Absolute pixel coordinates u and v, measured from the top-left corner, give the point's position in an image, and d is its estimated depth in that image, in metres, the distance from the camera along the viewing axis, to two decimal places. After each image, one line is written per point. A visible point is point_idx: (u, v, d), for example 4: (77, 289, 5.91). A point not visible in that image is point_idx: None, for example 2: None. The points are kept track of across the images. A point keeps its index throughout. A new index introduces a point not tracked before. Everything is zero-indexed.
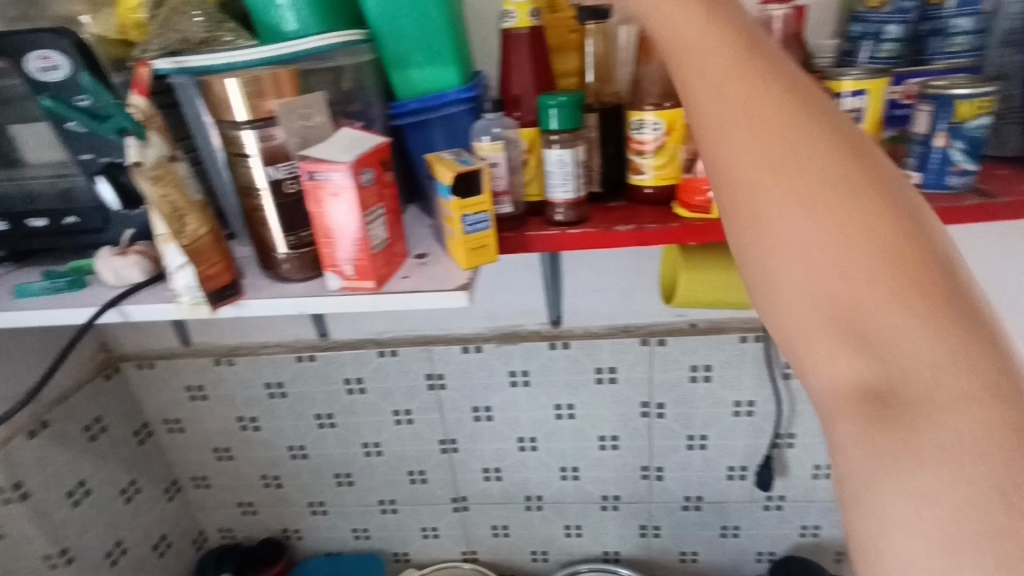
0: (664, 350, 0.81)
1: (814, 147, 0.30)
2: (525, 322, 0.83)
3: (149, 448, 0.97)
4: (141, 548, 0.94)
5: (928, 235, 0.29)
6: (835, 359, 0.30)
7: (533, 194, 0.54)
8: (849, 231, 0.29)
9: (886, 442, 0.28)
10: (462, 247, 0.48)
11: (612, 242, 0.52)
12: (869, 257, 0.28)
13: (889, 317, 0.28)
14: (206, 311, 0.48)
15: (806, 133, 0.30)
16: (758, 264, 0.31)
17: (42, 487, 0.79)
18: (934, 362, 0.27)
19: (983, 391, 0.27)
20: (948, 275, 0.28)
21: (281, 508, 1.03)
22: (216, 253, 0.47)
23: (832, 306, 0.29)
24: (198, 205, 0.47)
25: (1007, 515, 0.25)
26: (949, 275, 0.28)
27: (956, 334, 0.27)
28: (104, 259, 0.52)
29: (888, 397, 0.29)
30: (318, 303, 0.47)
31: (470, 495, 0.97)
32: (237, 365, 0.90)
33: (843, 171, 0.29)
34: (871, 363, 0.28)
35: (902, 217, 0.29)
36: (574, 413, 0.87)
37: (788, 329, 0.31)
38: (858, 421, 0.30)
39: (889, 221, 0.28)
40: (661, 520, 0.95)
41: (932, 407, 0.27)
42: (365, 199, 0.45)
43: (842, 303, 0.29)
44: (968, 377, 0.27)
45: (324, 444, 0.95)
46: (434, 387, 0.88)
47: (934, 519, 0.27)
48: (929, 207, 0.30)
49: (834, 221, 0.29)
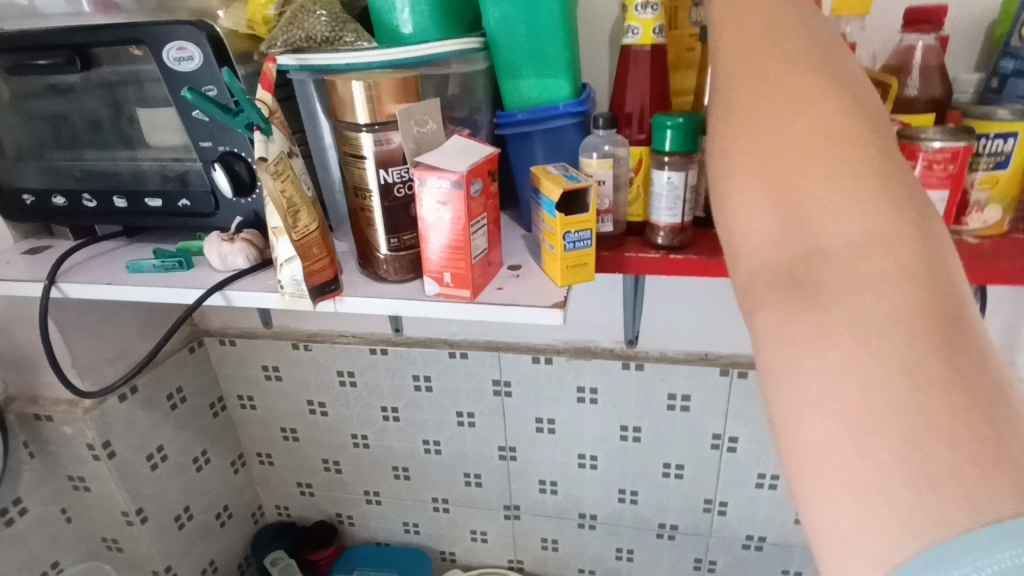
0: (743, 382, 0.78)
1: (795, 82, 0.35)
2: (599, 338, 0.82)
3: (222, 421, 1.01)
4: (206, 516, 0.98)
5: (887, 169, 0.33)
6: (774, 247, 0.33)
7: (635, 214, 0.53)
8: (811, 145, 0.33)
9: (806, 323, 0.31)
10: (559, 264, 0.47)
11: (714, 270, 0.50)
12: (827, 165, 0.32)
13: (829, 215, 0.32)
14: (306, 305, 0.49)
15: (790, 72, 0.35)
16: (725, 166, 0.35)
17: (127, 447, 0.84)
18: (873, 269, 0.30)
19: (910, 301, 0.30)
20: (900, 202, 0.32)
21: (338, 493, 1.05)
22: (322, 249, 0.48)
23: (780, 198, 0.33)
24: (309, 201, 0.48)
25: (911, 405, 0.28)
26: (904, 203, 0.32)
27: (899, 247, 0.30)
28: (214, 244, 0.55)
29: (814, 284, 0.32)
30: (413, 306, 0.48)
31: (523, 505, 0.96)
32: (312, 350, 0.93)
33: (818, 106, 0.34)
34: (827, 334, 0.31)
35: (864, 147, 0.33)
36: (640, 435, 0.85)
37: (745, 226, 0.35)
38: (783, 307, 0.32)
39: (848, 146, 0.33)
40: (718, 556, 0.91)
41: (852, 301, 0.30)
42: (472, 208, 0.44)
43: (787, 194, 0.33)
44: (900, 282, 0.30)
45: (386, 436, 0.97)
46: (500, 393, 0.88)
47: (851, 405, 0.29)
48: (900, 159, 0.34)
49: (840, 222, 0.31)
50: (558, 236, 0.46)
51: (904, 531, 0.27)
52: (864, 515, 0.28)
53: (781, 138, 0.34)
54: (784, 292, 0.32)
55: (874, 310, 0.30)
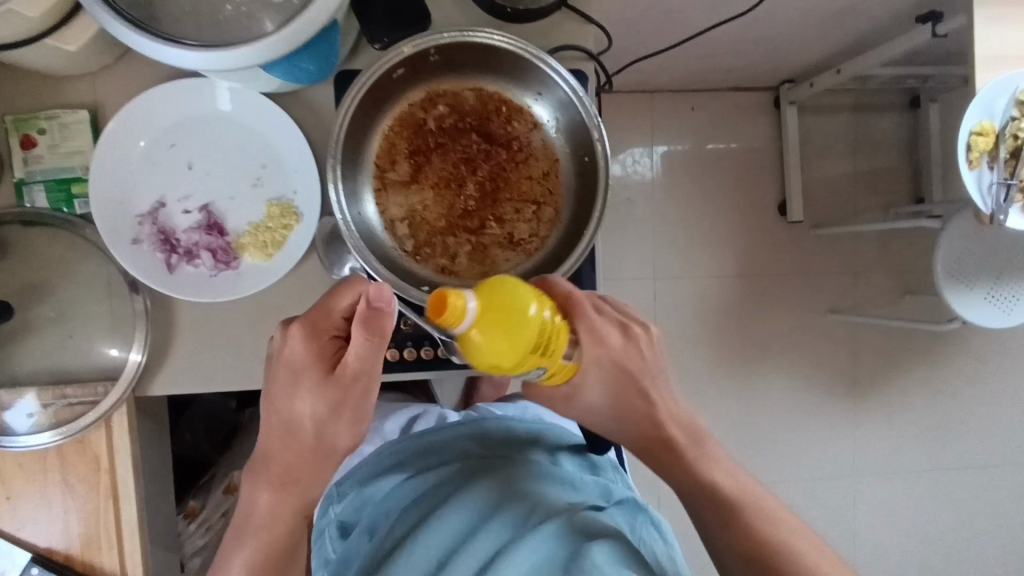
0: None
1: (662, 428, 0.62)
2: None
3: None
4: None
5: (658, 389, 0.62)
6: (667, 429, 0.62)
7: None
8: (638, 427, 0.62)
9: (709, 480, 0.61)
10: (513, 370, 0.48)
11: None
12: (649, 408, 0.62)
13: (668, 433, 0.62)
14: None
15: (621, 408, 0.61)
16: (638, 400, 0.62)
17: None
18: (673, 461, 0.62)
19: (669, 453, 0.62)
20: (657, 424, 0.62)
21: None
22: None
23: (672, 438, 0.62)
24: None
25: (689, 443, 0.62)
26: (653, 413, 0.62)
27: (675, 466, 0.62)
28: None
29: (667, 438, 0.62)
30: None
31: None
32: None
33: (670, 450, 0.62)
34: (667, 424, 0.62)
35: (671, 428, 0.62)
36: None
37: (683, 451, 0.62)
38: (684, 470, 0.61)
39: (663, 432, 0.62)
40: None
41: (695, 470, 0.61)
42: None
43: (661, 431, 0.62)
44: (645, 417, 0.62)
45: None
46: None
47: (701, 452, 0.62)
48: (638, 350, 0.60)
49: (707, 462, 0.62)
50: (564, 336, 0.53)
51: (700, 454, 0.62)
52: (711, 451, 0.63)
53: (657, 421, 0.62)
54: (627, 424, 0.62)
55: (674, 430, 0.63)
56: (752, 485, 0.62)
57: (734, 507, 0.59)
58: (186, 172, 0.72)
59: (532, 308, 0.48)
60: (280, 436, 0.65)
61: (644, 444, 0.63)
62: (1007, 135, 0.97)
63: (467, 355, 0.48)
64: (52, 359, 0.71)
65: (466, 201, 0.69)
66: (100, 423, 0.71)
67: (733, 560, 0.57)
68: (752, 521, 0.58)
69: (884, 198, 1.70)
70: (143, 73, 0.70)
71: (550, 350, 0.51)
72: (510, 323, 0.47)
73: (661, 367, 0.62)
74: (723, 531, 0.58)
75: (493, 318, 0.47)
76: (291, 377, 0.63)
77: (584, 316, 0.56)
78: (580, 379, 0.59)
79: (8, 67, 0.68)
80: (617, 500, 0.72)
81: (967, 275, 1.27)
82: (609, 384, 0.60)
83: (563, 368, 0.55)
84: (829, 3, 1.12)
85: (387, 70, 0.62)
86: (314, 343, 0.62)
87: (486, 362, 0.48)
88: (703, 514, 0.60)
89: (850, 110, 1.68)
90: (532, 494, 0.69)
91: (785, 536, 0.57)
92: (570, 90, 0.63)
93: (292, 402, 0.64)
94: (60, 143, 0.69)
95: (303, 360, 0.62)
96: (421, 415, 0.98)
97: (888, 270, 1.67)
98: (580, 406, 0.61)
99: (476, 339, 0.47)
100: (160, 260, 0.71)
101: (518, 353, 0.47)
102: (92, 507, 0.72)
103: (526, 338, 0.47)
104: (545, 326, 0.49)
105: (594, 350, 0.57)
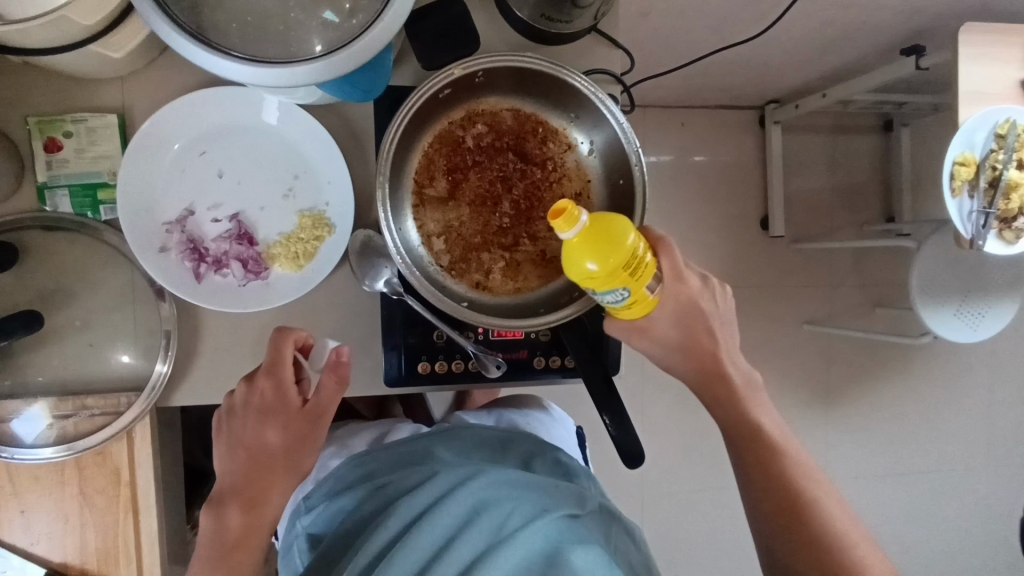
0: None
1: (718, 363, 0.62)
2: None
3: None
4: None
5: (716, 329, 0.63)
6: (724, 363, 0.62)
7: None
8: (698, 359, 0.63)
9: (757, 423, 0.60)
10: (595, 283, 0.55)
11: None
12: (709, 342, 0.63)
13: (726, 369, 0.62)
14: None
15: (681, 337, 0.62)
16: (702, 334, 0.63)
17: None
18: (726, 394, 0.62)
19: (721, 385, 0.62)
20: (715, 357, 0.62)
21: None
22: None
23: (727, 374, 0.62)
24: None
25: (743, 385, 0.62)
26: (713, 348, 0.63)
27: (726, 399, 0.61)
28: None
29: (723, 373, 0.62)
30: None
31: None
32: None
33: (722, 384, 0.62)
34: (722, 367, 0.62)
35: (726, 366, 0.62)
36: None
37: (735, 388, 0.61)
38: (733, 406, 0.61)
39: (720, 366, 0.62)
40: None
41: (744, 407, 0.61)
42: None
43: (717, 365, 0.62)
44: (704, 350, 0.62)
45: None
46: None
47: (752, 398, 0.62)
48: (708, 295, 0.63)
49: (760, 410, 0.61)
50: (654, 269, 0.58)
51: (752, 398, 0.62)
52: (763, 404, 0.62)
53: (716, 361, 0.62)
54: (687, 363, 0.63)
55: (731, 371, 0.62)
56: (797, 445, 0.60)
57: (776, 450, 0.58)
58: (216, 180, 0.71)
59: (628, 239, 0.54)
60: (244, 459, 0.68)
61: (700, 376, 0.63)
62: (987, 166, 1.05)
63: (564, 263, 0.56)
64: (70, 368, 0.69)
65: (501, 218, 0.70)
66: (122, 435, 0.70)
67: (767, 508, 0.56)
68: (795, 468, 0.57)
69: (858, 216, 1.78)
70: (174, 79, 0.69)
71: (639, 275, 0.56)
72: (604, 241, 0.54)
73: (723, 318, 0.64)
74: (764, 477, 0.57)
75: (592, 234, 0.54)
76: (259, 412, 0.67)
77: (671, 253, 0.60)
78: (657, 311, 0.60)
79: (35, 68, 0.67)
80: (591, 506, 0.72)
81: (939, 292, 1.36)
82: (676, 316, 0.61)
83: (646, 301, 0.58)
84: (824, 33, 1.18)
85: (435, 90, 0.63)
86: (280, 386, 0.66)
87: (574, 265, 0.55)
88: (747, 454, 0.58)
89: (829, 131, 1.76)
90: (513, 498, 0.68)
91: (822, 492, 0.56)
92: (611, 117, 0.65)
93: (263, 436, 0.67)
94: (86, 148, 0.68)
95: (270, 396, 0.67)
96: (397, 429, 0.92)
97: (861, 283, 1.76)
98: (650, 337, 0.61)
99: (575, 245, 0.55)
100: (188, 269, 0.70)
101: (603, 267, 0.54)
102: (111, 520, 0.70)
103: (619, 254, 0.54)
104: (638, 251, 0.55)
105: (675, 285, 0.60)
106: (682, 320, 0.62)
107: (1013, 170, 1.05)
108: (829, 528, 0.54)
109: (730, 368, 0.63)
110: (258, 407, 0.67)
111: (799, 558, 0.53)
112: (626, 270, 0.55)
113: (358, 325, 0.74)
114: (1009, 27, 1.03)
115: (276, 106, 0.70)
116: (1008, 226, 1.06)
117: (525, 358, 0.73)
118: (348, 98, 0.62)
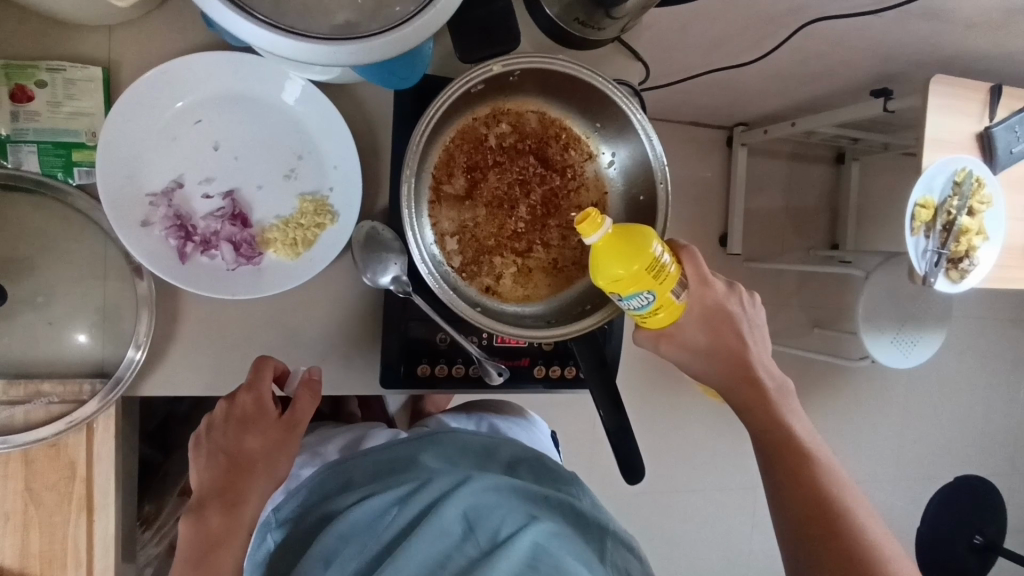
0: None
1: (748, 366, 0.64)
2: None
3: None
4: None
5: (745, 336, 0.65)
6: (753, 368, 0.64)
7: None
8: (728, 363, 0.64)
9: (786, 429, 0.62)
10: (619, 288, 0.55)
11: None
12: (738, 345, 0.65)
13: (754, 373, 0.64)
14: None
15: (713, 341, 0.64)
16: (732, 339, 0.64)
17: None
18: (755, 399, 0.63)
19: (751, 389, 0.64)
20: (743, 362, 0.64)
21: None
22: None
23: (755, 378, 0.64)
24: None
25: (771, 389, 0.64)
26: (741, 354, 0.65)
27: (755, 403, 0.63)
28: None
29: (752, 378, 0.64)
30: None
31: None
32: None
33: (751, 389, 0.64)
34: (748, 371, 0.64)
35: (754, 372, 0.64)
36: None
37: (764, 393, 0.63)
38: (763, 411, 0.63)
39: (749, 371, 0.64)
40: None
41: (773, 413, 0.63)
42: None
43: (746, 370, 0.64)
44: (732, 353, 0.64)
45: None
46: None
47: (782, 402, 0.64)
48: (735, 301, 0.65)
49: (787, 414, 0.63)
50: (677, 276, 0.58)
51: (781, 403, 0.64)
52: (791, 408, 0.64)
53: (743, 365, 0.64)
54: (715, 368, 0.64)
55: (757, 375, 0.64)
56: (826, 451, 0.62)
57: (805, 456, 0.60)
58: (212, 151, 0.64)
59: (652, 245, 0.54)
60: (215, 472, 0.64)
61: (728, 379, 0.64)
62: (943, 211, 1.13)
63: (591, 267, 0.56)
64: (21, 349, 0.62)
65: (517, 222, 0.69)
66: (81, 427, 0.63)
67: (799, 515, 0.57)
68: (825, 476, 0.59)
69: (806, 240, 1.87)
70: (173, 37, 0.63)
71: (663, 279, 0.56)
72: (628, 243, 0.54)
73: (751, 325, 0.66)
74: (794, 484, 0.58)
75: (616, 239, 0.55)
76: (235, 424, 0.64)
77: (695, 260, 0.62)
78: (683, 318, 0.62)
79: (11, 6, 0.59)
80: (582, 517, 0.64)
81: (879, 320, 1.45)
82: (706, 318, 0.63)
83: (672, 306, 0.58)
84: (807, 67, 1.23)
85: (469, 86, 0.61)
86: (261, 399, 0.63)
87: (599, 269, 0.55)
88: (776, 461, 0.60)
89: (788, 157, 1.83)
90: (505, 515, 0.60)
91: (851, 500, 0.58)
92: (642, 134, 0.64)
93: (239, 447, 0.64)
94: (63, 101, 0.60)
95: (246, 408, 0.63)
96: (366, 433, 0.78)
97: (804, 305, 1.85)
98: (677, 342, 0.63)
99: (600, 249, 0.55)
100: (172, 248, 0.63)
101: (627, 270, 0.54)
102: (60, 519, 0.65)
103: (644, 258, 0.54)
104: (662, 258, 0.55)
105: (699, 290, 0.62)
106: (712, 323, 0.64)
107: (963, 216, 1.14)
108: (858, 536, 0.55)
109: (759, 374, 0.64)
110: (236, 419, 0.63)
111: (831, 566, 0.54)
112: (652, 277, 0.55)
113: (355, 320, 0.70)
114: (973, 83, 1.11)
115: (300, 87, 0.64)
116: (956, 266, 1.17)
117: (526, 366, 0.72)
118: (384, 83, 0.60)
